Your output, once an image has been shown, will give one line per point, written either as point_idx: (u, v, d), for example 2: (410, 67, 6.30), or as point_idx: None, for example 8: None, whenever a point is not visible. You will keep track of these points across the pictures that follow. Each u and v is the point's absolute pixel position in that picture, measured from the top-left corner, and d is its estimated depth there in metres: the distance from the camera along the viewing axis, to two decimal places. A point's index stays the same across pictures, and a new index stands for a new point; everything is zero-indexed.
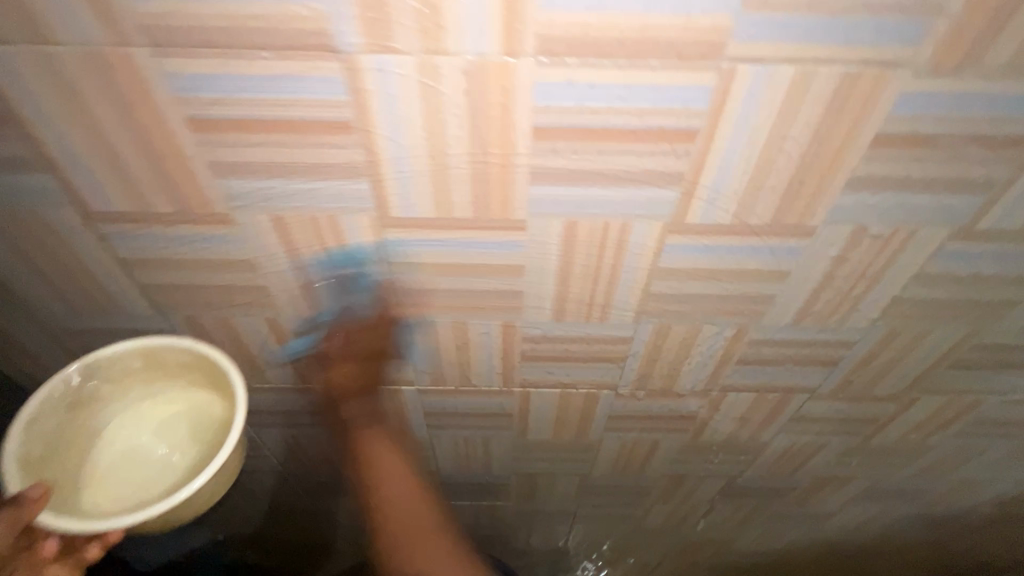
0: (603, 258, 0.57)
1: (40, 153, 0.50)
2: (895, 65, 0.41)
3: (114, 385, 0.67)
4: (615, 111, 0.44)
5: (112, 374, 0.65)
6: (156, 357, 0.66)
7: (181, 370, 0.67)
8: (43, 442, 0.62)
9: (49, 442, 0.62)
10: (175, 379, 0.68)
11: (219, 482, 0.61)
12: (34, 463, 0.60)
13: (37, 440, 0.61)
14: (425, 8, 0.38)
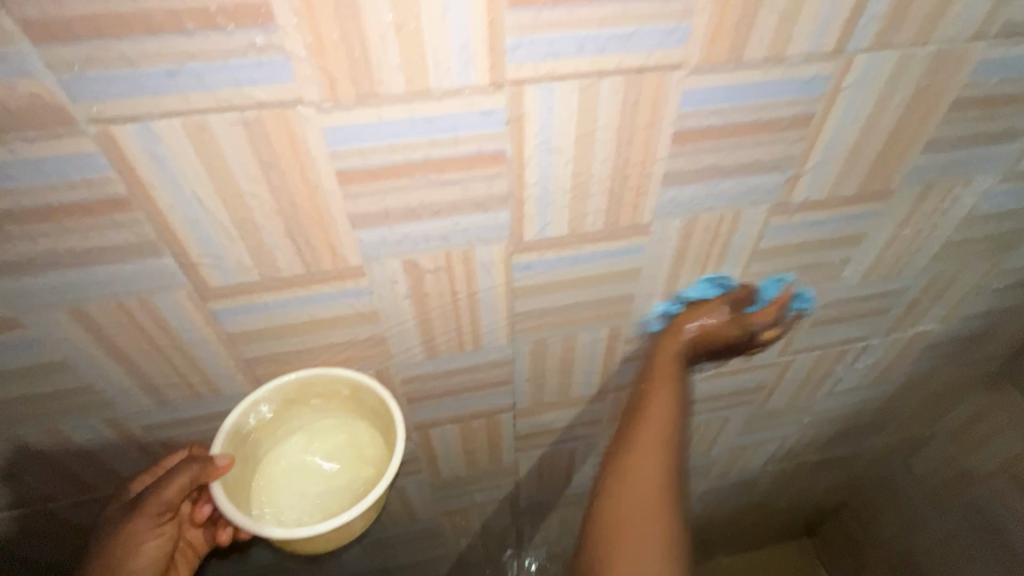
0: (155, 339, 0.51)
1: None
2: (288, 104, 0.38)
3: (329, 402, 0.61)
4: (7, 192, 0.38)
5: (330, 390, 0.59)
6: (363, 393, 0.59)
7: (372, 415, 0.60)
8: (255, 422, 0.58)
9: (257, 422, 0.58)
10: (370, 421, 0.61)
11: (338, 535, 0.53)
12: (237, 437, 0.56)
13: (253, 415, 0.57)
14: None
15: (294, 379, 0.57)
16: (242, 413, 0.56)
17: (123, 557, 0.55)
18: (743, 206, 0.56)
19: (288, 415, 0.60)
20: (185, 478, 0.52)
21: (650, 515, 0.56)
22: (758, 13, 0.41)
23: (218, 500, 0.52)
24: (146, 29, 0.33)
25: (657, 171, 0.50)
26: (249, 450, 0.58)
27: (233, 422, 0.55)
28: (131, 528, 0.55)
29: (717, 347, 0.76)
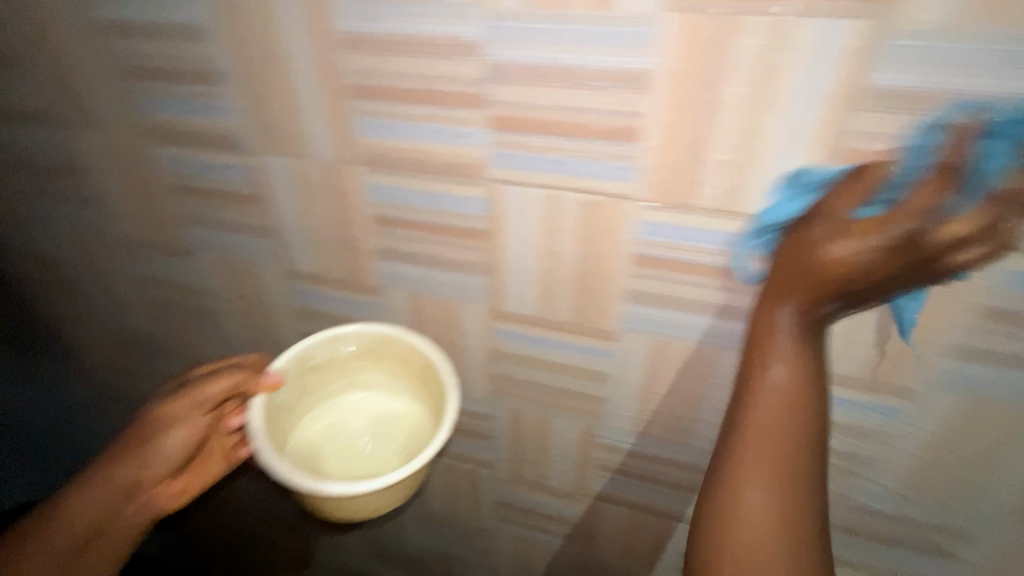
0: (446, 334, 0.67)
1: (87, 197, 0.74)
2: (622, 197, 0.49)
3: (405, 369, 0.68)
4: (422, 209, 0.57)
5: (407, 357, 0.66)
6: (431, 372, 0.65)
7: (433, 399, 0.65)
8: (325, 356, 0.67)
9: (329, 361, 0.68)
10: (432, 398, 0.66)
11: (348, 506, 0.56)
12: (306, 366, 0.66)
13: (321, 349, 0.66)
14: (289, 128, 0.57)
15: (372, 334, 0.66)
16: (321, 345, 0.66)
17: (156, 435, 0.60)
18: None
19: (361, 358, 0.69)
20: (231, 381, 0.62)
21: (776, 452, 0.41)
22: None
23: (253, 405, 0.62)
24: (556, 130, 0.48)
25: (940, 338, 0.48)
26: (314, 380, 0.68)
27: (301, 350, 0.65)
28: (172, 410, 0.61)
29: (963, 565, 0.63)
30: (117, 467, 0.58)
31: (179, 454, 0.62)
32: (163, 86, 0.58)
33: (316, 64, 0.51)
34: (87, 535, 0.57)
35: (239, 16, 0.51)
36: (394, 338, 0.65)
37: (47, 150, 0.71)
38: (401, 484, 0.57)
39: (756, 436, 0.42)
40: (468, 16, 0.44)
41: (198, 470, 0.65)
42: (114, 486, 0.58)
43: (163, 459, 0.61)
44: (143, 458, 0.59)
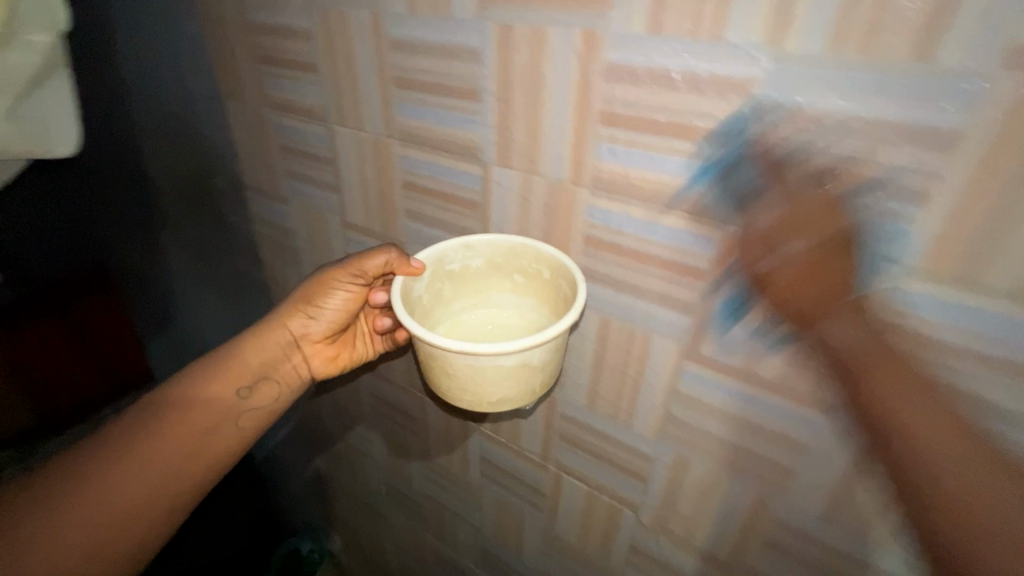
0: (629, 365, 0.67)
1: (333, 182, 0.87)
2: (885, 260, 0.46)
3: (530, 283, 0.67)
4: (642, 238, 0.58)
5: (535, 270, 0.65)
6: (559, 280, 0.62)
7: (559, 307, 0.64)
8: (458, 264, 0.68)
9: (461, 268, 0.68)
10: (556, 310, 0.65)
11: (480, 379, 0.59)
12: (440, 270, 0.67)
13: (456, 256, 0.67)
14: (531, 146, 0.61)
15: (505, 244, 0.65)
16: (455, 251, 0.66)
17: (322, 298, 0.76)
18: None
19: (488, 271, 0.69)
20: (386, 260, 0.70)
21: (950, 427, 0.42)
22: None
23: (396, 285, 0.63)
24: (821, 180, 0.45)
25: None
26: (444, 287, 0.69)
27: (439, 252, 0.65)
28: (334, 280, 0.74)
29: None
30: (290, 320, 0.77)
31: (333, 318, 0.78)
32: (427, 98, 0.67)
33: (572, 91, 0.55)
34: (257, 374, 0.78)
35: (513, 43, 0.56)
36: (524, 248, 0.64)
37: (315, 140, 0.85)
38: (530, 365, 0.58)
39: (944, 445, 0.41)
40: (750, 58, 0.44)
41: (343, 336, 0.84)
42: (284, 337, 0.78)
43: (323, 319, 0.78)
44: (312, 315, 0.77)
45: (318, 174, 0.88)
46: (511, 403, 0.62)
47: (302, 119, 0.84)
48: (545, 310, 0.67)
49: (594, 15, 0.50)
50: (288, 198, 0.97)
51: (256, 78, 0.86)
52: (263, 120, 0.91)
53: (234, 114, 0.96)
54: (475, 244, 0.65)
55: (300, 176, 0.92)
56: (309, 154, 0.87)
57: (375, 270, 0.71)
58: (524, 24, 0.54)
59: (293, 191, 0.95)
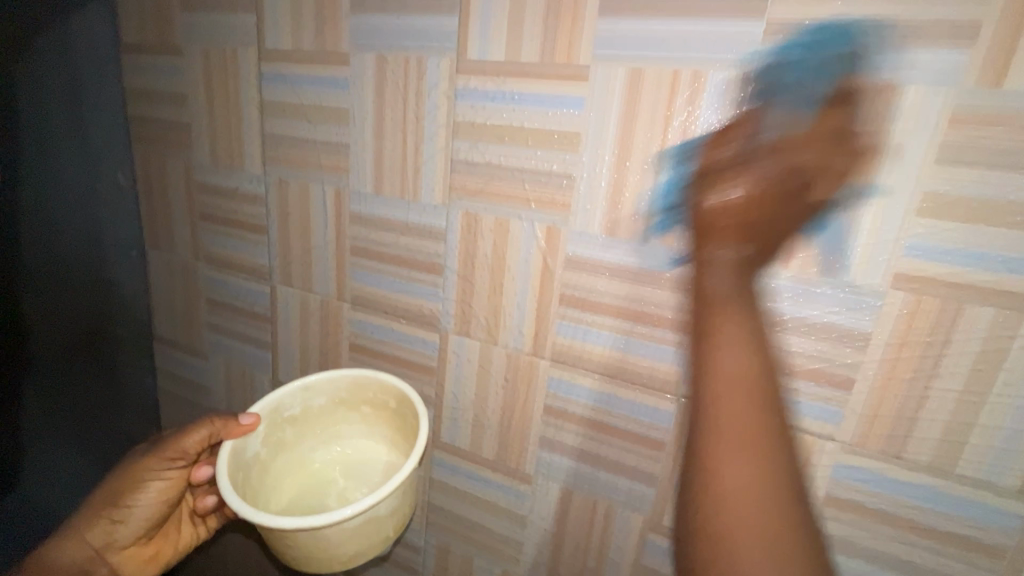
0: (591, 538, 0.64)
1: (267, 340, 0.81)
2: (824, 436, 0.51)
3: (376, 412, 0.71)
4: (602, 410, 0.60)
5: (379, 400, 0.69)
6: (404, 409, 0.67)
7: (408, 437, 0.67)
8: (298, 407, 0.69)
9: (301, 411, 0.69)
10: (404, 437, 0.69)
11: (318, 548, 0.56)
12: (278, 418, 0.67)
13: (294, 400, 0.68)
14: (492, 319, 0.63)
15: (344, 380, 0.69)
16: (291, 394, 0.67)
17: (134, 491, 0.65)
18: None
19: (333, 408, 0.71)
20: (209, 430, 0.64)
21: (768, 443, 0.35)
22: None
23: (222, 456, 0.60)
24: None
25: None
26: (287, 433, 0.69)
27: (275, 400, 0.66)
28: (148, 465, 0.65)
29: None
30: (93, 526, 0.64)
31: (151, 509, 0.66)
32: (387, 268, 0.68)
33: (534, 275, 0.59)
34: None
35: (479, 230, 0.61)
36: (367, 381, 0.68)
37: (251, 298, 0.81)
38: (375, 517, 0.57)
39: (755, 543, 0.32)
40: (694, 261, 0.52)
41: (170, 531, 0.71)
42: (86, 547, 0.64)
43: (138, 513, 0.66)
44: (120, 514, 0.65)
45: (249, 331, 0.83)
46: (363, 556, 0.60)
47: (241, 275, 0.80)
48: (398, 438, 0.71)
49: (557, 216, 0.56)
50: (207, 353, 0.89)
51: (192, 233, 0.83)
52: (192, 273, 0.86)
53: (158, 263, 0.90)
54: (312, 385, 0.67)
55: (226, 331, 0.85)
56: (242, 310, 0.82)
57: (195, 448, 0.64)
58: (489, 216, 0.60)
59: (216, 346, 0.87)
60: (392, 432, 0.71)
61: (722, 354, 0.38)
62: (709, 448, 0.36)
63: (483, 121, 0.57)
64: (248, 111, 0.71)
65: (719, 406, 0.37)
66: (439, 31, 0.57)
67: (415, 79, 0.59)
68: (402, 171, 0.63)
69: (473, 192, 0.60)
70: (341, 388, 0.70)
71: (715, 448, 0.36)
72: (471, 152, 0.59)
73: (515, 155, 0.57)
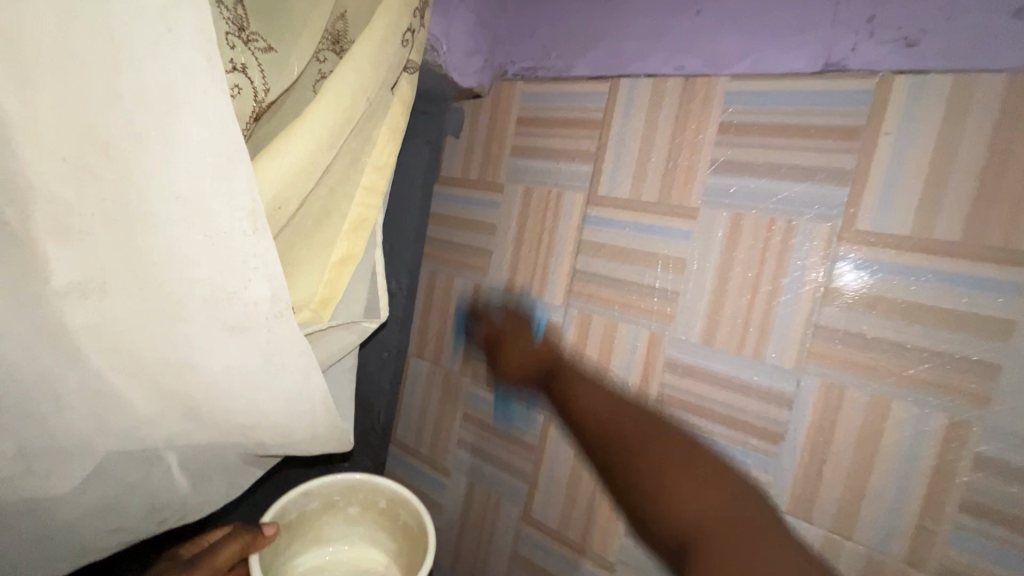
0: None
1: (528, 470, 0.78)
2: None
3: (365, 513, 0.73)
4: None
5: (371, 498, 0.72)
6: (395, 508, 0.71)
7: (401, 534, 0.71)
8: (296, 513, 0.69)
9: (297, 515, 0.69)
10: (392, 534, 0.72)
11: None
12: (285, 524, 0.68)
13: (293, 506, 0.68)
14: (846, 507, 0.55)
15: (342, 482, 0.71)
16: (294, 501, 0.68)
17: None
18: None
19: (324, 513, 0.72)
20: (238, 543, 0.62)
21: (708, 468, 0.42)
22: None
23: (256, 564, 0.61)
24: None
25: None
26: (281, 543, 0.68)
27: (279, 506, 0.67)
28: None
29: None
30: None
31: None
32: (702, 422, 0.63)
33: (923, 469, 0.51)
34: None
35: (843, 403, 0.55)
36: (360, 483, 0.71)
37: (517, 422, 0.79)
38: None
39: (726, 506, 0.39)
40: None
41: None
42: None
43: None
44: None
45: (506, 455, 0.80)
46: None
47: (511, 398, 0.80)
48: (384, 537, 0.73)
49: (966, 408, 0.49)
50: (448, 470, 0.88)
51: (464, 350, 0.86)
52: (452, 385, 0.88)
53: (416, 371, 0.93)
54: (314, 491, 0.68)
55: (480, 452, 0.84)
56: (503, 433, 0.81)
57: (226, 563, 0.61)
58: (862, 391, 0.54)
59: (463, 462, 0.86)
60: (379, 530, 0.73)
61: (589, 396, 0.56)
62: (664, 488, 0.42)
63: (866, 292, 0.54)
64: (562, 245, 0.75)
65: (625, 439, 0.47)
66: (822, 199, 0.56)
67: (779, 241, 0.58)
68: (744, 327, 0.60)
69: (841, 363, 0.55)
70: (336, 492, 0.72)
71: (654, 471, 0.43)
72: (843, 321, 0.55)
73: (909, 331, 0.52)
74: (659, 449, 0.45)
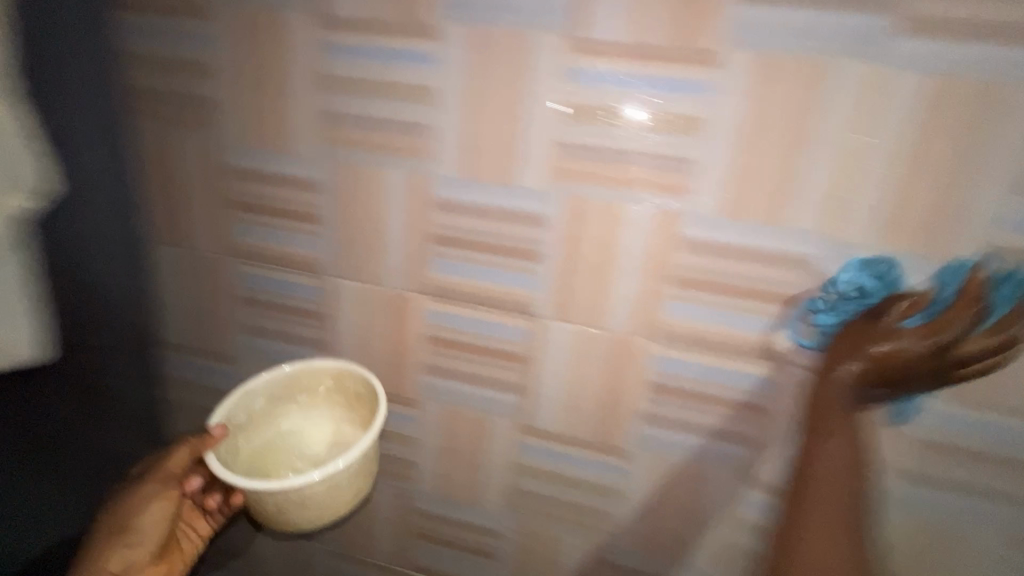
0: (689, 501, 0.69)
1: (322, 339, 0.75)
2: (911, 391, 0.58)
3: (320, 395, 0.75)
4: (709, 385, 0.63)
5: (313, 382, 0.74)
6: (344, 382, 0.73)
7: (354, 403, 0.74)
8: (244, 414, 0.71)
9: (248, 414, 0.72)
10: (352, 409, 0.75)
11: (327, 503, 0.64)
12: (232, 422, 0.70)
13: (237, 410, 0.70)
14: (594, 303, 0.64)
15: (284, 374, 0.72)
16: (233, 404, 0.69)
17: (136, 514, 0.67)
18: None
19: (274, 405, 0.74)
20: (190, 446, 0.67)
21: (839, 517, 0.57)
22: None
23: (215, 464, 0.63)
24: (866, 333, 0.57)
25: None
26: (235, 438, 0.71)
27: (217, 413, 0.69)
28: (147, 489, 0.68)
29: None
30: (110, 555, 0.64)
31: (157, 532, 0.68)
32: (474, 256, 0.65)
33: (646, 258, 0.60)
34: None
35: (585, 215, 0.60)
36: (324, 365, 0.72)
37: (299, 293, 0.74)
38: (367, 462, 0.66)
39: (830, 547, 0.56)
40: (810, 243, 0.55)
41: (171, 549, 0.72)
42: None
43: (149, 538, 0.67)
44: (131, 538, 0.66)
45: (297, 328, 0.76)
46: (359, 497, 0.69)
47: (287, 269, 0.73)
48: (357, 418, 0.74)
49: (673, 202, 0.57)
50: (239, 358, 0.81)
51: (221, 227, 0.74)
52: (217, 270, 0.77)
53: (169, 263, 0.78)
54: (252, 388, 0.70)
55: (271, 332, 0.78)
56: (288, 307, 0.75)
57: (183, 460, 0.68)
58: (599, 200, 0.59)
59: (254, 347, 0.80)
60: (342, 407, 0.75)
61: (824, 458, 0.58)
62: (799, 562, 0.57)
63: (596, 104, 0.56)
64: (302, 87, 0.64)
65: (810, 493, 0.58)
66: (551, 8, 0.54)
67: (520, 60, 0.56)
68: (499, 157, 0.60)
69: (582, 178, 0.59)
70: (276, 386, 0.73)
71: (812, 535, 0.57)
72: (581, 136, 0.57)
73: (632, 138, 0.56)
74: (814, 501, 0.58)
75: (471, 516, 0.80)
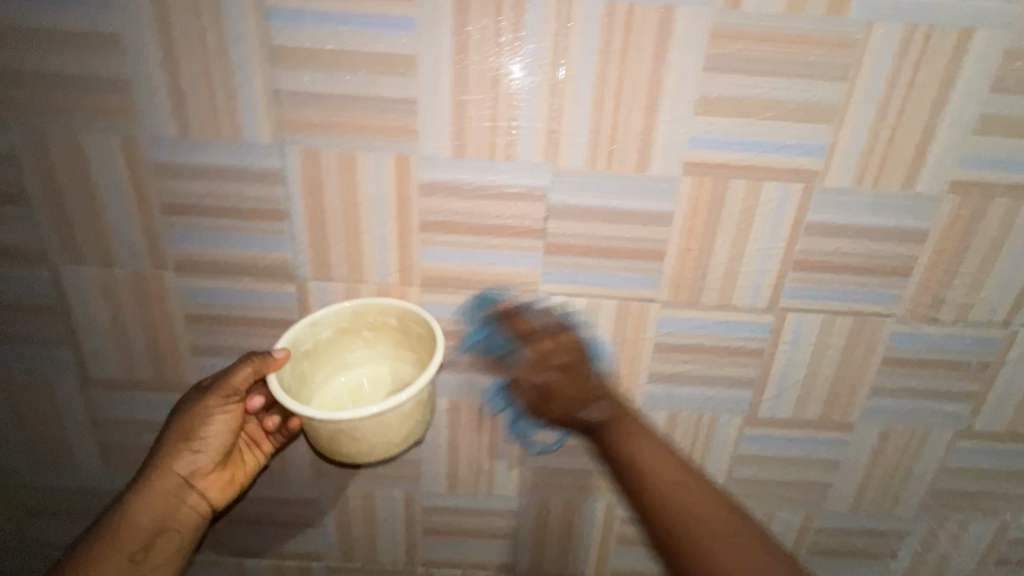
0: (484, 433, 0.73)
1: (68, 334, 0.67)
2: (650, 300, 0.64)
3: (400, 338, 0.65)
4: (477, 321, 0.66)
5: (379, 320, 0.63)
6: (409, 322, 0.62)
7: (417, 345, 0.63)
8: (310, 344, 0.62)
9: (312, 346, 0.62)
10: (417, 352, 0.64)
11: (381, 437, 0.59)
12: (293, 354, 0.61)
13: (304, 339, 0.61)
14: (352, 257, 0.62)
15: (348, 307, 0.62)
16: (300, 333, 0.60)
17: (203, 426, 0.63)
18: (930, 428, 0.71)
19: (336, 341, 0.64)
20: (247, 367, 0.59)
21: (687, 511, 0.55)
22: (945, 295, 0.64)
23: (275, 384, 0.57)
24: (600, 252, 0.62)
25: (863, 388, 0.69)
26: (303, 370, 0.62)
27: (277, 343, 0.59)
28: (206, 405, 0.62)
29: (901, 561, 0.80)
30: (173, 462, 0.63)
31: (221, 441, 0.64)
32: (216, 221, 0.61)
33: (391, 204, 0.59)
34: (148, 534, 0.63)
35: (320, 167, 0.58)
36: (371, 304, 0.62)
37: (25, 287, 0.65)
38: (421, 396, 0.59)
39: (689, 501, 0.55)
40: (537, 172, 0.58)
41: (237, 459, 0.69)
42: (173, 478, 0.63)
43: (210, 447, 0.65)
44: (196, 445, 0.64)
45: (33, 328, 0.67)
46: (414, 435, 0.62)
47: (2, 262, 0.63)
48: (406, 356, 0.65)
49: (403, 144, 0.57)
50: None
51: None
52: None
53: None
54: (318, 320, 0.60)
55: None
56: (15, 305, 0.66)
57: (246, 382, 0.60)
58: (331, 150, 0.57)
59: None
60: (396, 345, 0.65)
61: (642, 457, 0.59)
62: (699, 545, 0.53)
63: (302, 47, 0.53)
64: None
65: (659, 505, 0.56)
66: None
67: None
68: (214, 111, 0.55)
69: (307, 127, 0.56)
70: (342, 319, 0.63)
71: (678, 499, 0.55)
72: (295, 82, 0.54)
73: (348, 82, 0.54)
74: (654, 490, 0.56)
75: (284, 490, 0.78)
